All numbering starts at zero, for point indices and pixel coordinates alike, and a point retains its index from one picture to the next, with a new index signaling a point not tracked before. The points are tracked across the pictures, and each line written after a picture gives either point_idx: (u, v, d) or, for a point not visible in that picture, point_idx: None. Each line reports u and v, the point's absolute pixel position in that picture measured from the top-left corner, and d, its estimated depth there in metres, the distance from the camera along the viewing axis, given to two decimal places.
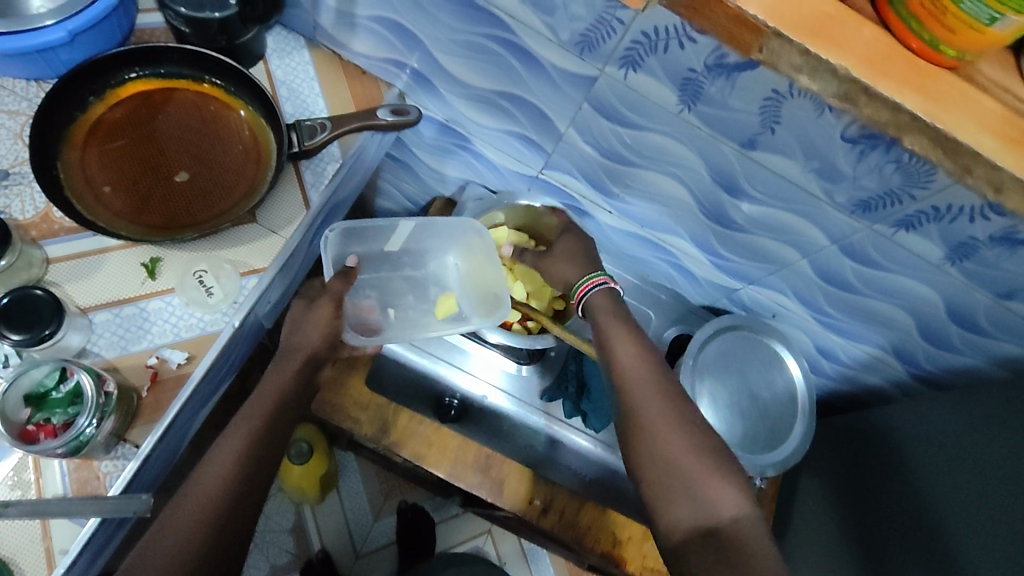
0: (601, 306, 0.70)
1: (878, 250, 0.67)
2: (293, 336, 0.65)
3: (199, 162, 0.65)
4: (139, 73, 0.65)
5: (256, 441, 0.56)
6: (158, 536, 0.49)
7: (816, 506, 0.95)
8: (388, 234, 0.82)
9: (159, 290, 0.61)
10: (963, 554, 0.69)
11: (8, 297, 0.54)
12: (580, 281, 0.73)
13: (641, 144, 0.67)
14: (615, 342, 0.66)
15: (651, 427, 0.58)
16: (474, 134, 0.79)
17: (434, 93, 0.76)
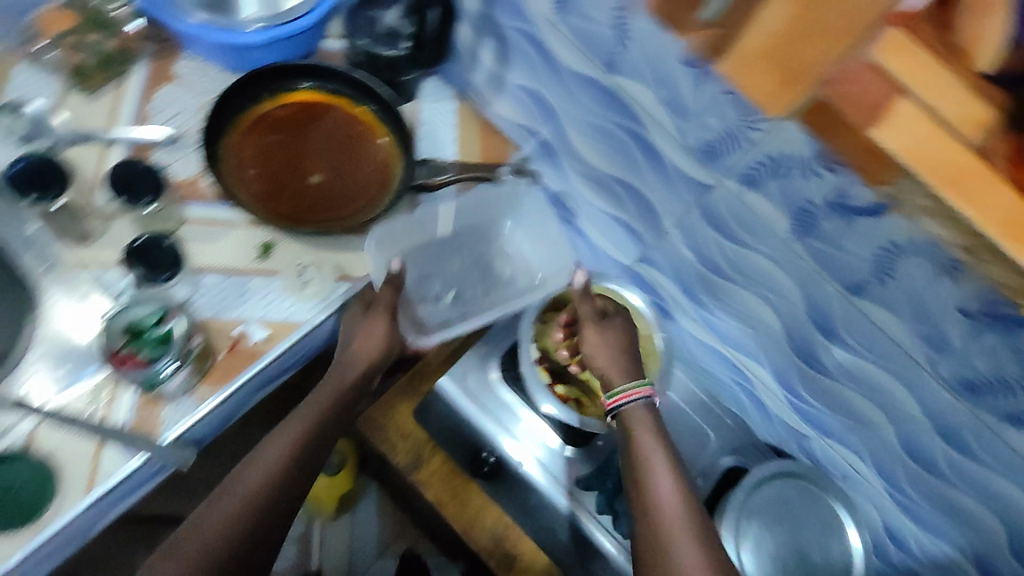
0: (641, 425, 0.66)
1: (977, 439, 0.61)
2: (343, 353, 0.67)
3: (335, 172, 0.72)
4: (309, 84, 0.73)
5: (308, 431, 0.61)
6: (206, 515, 0.56)
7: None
8: (432, 219, 0.77)
9: (263, 270, 0.67)
10: None
11: (143, 239, 0.64)
12: (628, 382, 0.68)
13: (741, 261, 0.67)
14: (653, 468, 0.63)
15: (685, 570, 0.56)
16: (582, 211, 0.82)
17: (555, 165, 0.80)
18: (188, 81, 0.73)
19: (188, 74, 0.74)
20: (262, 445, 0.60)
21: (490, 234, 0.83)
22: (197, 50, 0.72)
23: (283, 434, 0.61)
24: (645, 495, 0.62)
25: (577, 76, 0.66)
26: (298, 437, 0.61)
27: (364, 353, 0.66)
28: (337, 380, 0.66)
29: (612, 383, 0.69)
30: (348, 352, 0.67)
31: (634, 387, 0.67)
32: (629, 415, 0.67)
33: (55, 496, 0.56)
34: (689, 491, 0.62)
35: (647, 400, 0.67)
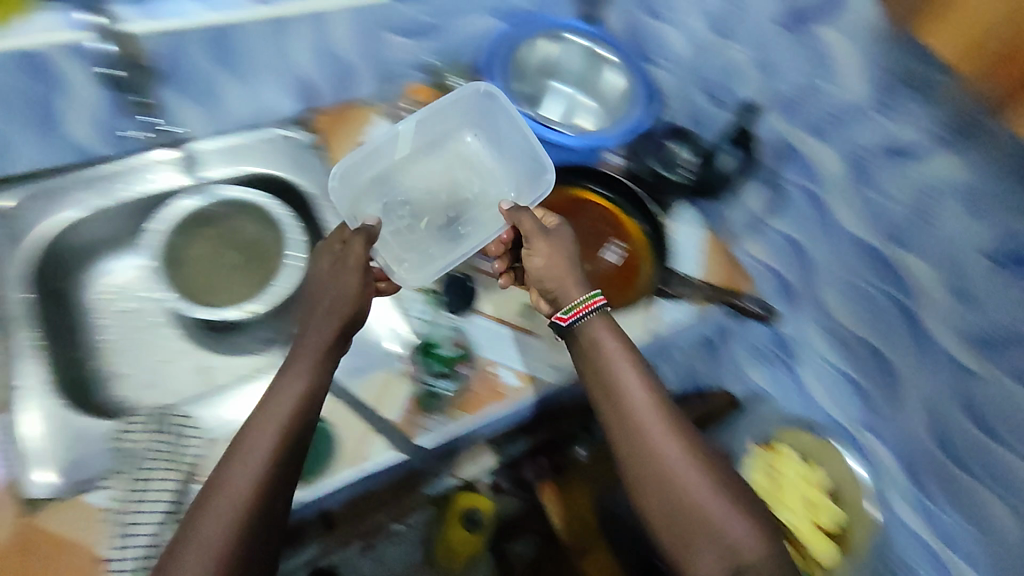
0: (606, 342, 0.61)
1: None
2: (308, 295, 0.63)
3: (595, 265, 0.80)
4: (596, 187, 0.82)
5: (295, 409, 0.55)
6: (202, 517, 0.50)
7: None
8: (387, 146, 0.74)
9: (524, 328, 0.75)
10: None
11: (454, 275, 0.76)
12: (582, 295, 0.62)
13: (992, 462, 0.64)
14: (623, 383, 0.60)
15: (688, 496, 0.55)
16: (804, 362, 0.84)
17: (792, 310, 0.83)
18: None
19: None
20: (251, 424, 0.55)
21: (451, 147, 0.80)
22: None
23: (275, 407, 0.56)
24: (613, 402, 0.59)
25: (853, 238, 0.71)
26: (292, 411, 0.55)
27: (341, 301, 0.60)
28: (311, 343, 0.59)
29: (566, 301, 0.63)
30: (309, 306, 0.61)
31: (586, 300, 0.62)
32: (585, 333, 0.62)
33: (328, 461, 0.65)
34: (668, 408, 0.60)
35: (603, 309, 0.62)
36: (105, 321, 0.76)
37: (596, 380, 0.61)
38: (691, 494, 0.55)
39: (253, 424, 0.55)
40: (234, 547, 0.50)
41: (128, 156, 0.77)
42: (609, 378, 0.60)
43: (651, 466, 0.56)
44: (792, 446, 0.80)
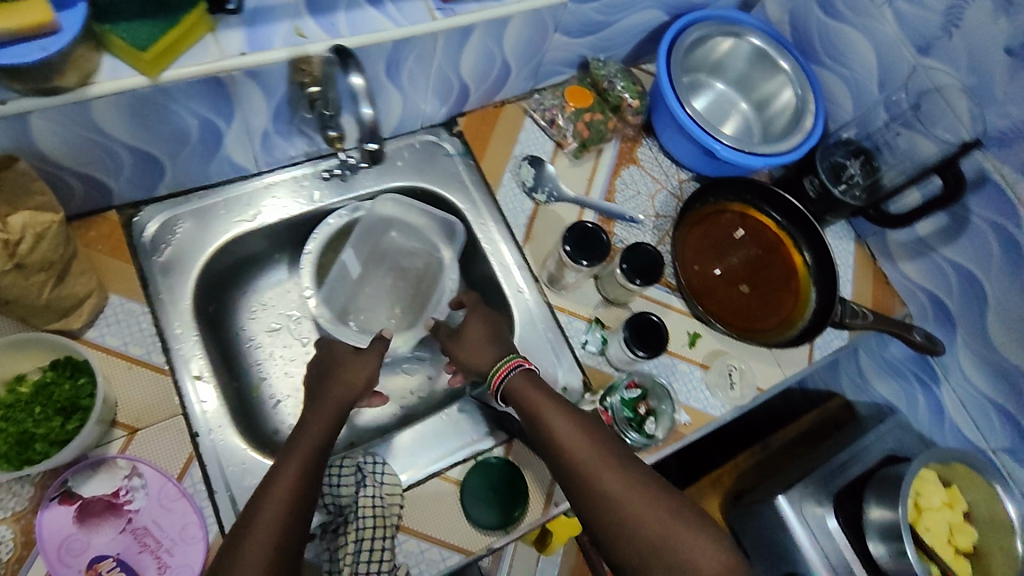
0: (534, 395, 0.60)
1: None
2: (333, 378, 0.63)
3: (754, 289, 0.81)
4: (770, 212, 0.83)
5: (303, 464, 0.54)
6: (229, 569, 0.47)
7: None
8: (343, 275, 0.76)
9: (691, 358, 0.75)
10: None
11: (641, 318, 0.70)
12: (494, 365, 0.64)
13: None
14: (555, 426, 0.58)
15: (639, 525, 0.52)
16: (950, 384, 0.84)
17: (946, 337, 0.83)
18: (646, 165, 0.86)
19: (647, 159, 0.87)
20: (265, 486, 0.52)
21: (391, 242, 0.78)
22: (669, 137, 0.85)
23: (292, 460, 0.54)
24: (558, 457, 0.57)
25: None
26: (296, 477, 0.53)
27: (361, 384, 0.63)
28: (322, 415, 0.59)
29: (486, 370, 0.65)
30: (325, 389, 0.62)
31: (501, 366, 0.64)
32: (518, 398, 0.61)
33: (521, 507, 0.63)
34: (597, 432, 0.58)
35: (519, 368, 0.62)
36: (261, 342, 0.75)
37: (528, 417, 0.60)
38: (632, 515, 0.53)
39: (265, 483, 0.52)
40: None
41: (281, 170, 0.74)
42: (541, 426, 0.59)
43: (617, 523, 0.53)
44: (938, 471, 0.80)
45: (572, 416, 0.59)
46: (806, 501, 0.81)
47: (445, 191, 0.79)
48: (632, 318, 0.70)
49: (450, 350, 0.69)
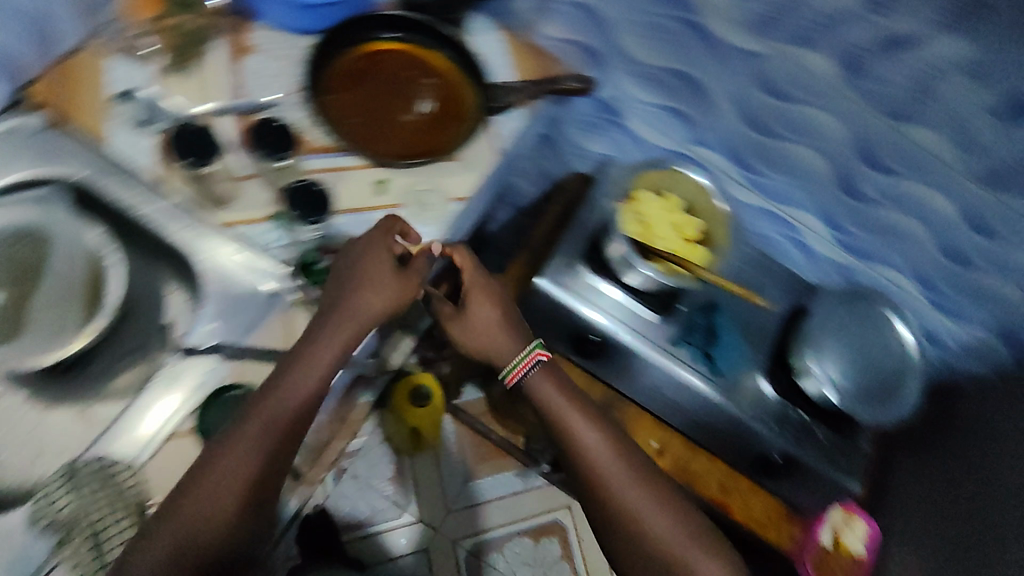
0: (549, 393, 0.72)
1: (999, 219, 0.76)
2: (348, 296, 0.64)
3: (420, 112, 0.78)
4: (392, 35, 0.80)
5: (271, 419, 0.58)
6: (193, 499, 0.55)
7: (919, 530, 0.92)
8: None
9: (387, 203, 0.73)
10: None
11: (297, 187, 0.68)
12: (518, 358, 0.73)
13: (792, 117, 0.79)
14: (573, 429, 0.70)
15: (649, 536, 0.67)
16: (631, 109, 0.93)
17: (603, 70, 0.89)
18: (268, 47, 0.77)
19: (267, 42, 0.77)
20: (234, 433, 0.58)
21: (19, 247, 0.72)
22: (271, 14, 0.77)
23: (240, 444, 0.57)
24: (576, 454, 0.70)
25: None
26: (262, 430, 0.58)
27: (370, 307, 0.65)
28: (295, 364, 0.61)
29: (505, 362, 0.74)
30: (322, 330, 0.62)
31: (521, 363, 0.73)
32: (528, 385, 0.73)
33: None
34: (619, 446, 0.70)
35: (539, 365, 0.73)
36: None
37: (554, 420, 0.71)
38: (656, 532, 0.67)
39: (234, 428, 0.58)
40: (197, 541, 0.55)
41: None
42: (571, 434, 0.70)
43: (630, 534, 0.67)
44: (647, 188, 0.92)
45: (595, 426, 0.71)
46: (559, 270, 0.90)
47: (13, 169, 0.69)
48: (289, 190, 0.68)
49: (451, 327, 0.75)
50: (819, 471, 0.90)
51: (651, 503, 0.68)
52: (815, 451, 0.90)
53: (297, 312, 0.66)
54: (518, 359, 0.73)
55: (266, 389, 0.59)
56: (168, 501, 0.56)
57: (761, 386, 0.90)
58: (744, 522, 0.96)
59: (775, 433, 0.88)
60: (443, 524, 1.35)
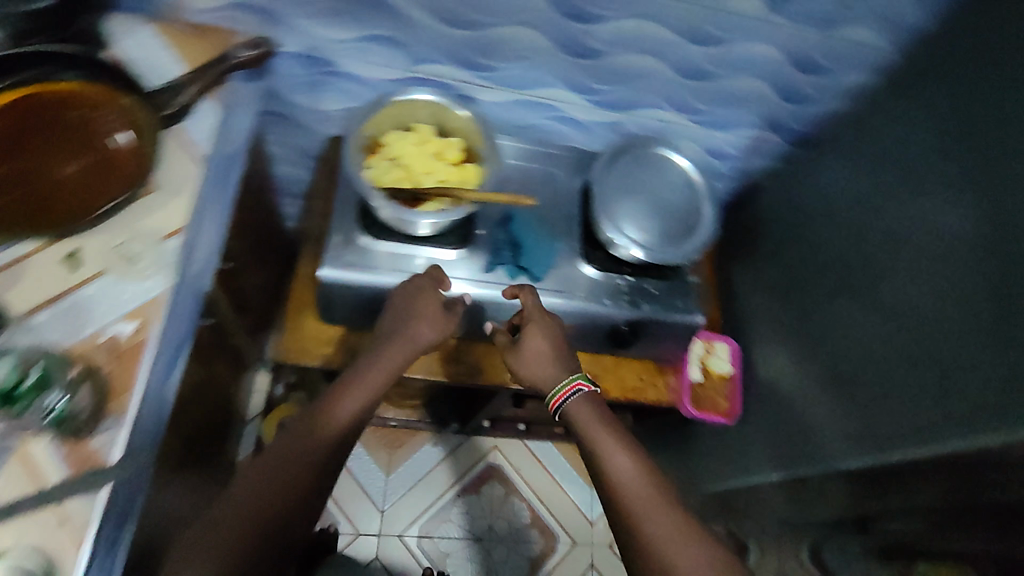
0: (587, 417, 0.73)
1: (714, 25, 0.75)
2: (397, 332, 0.76)
3: (86, 159, 0.65)
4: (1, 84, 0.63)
5: (360, 407, 0.72)
6: (275, 460, 0.65)
7: (770, 308, 1.00)
8: None
9: (90, 276, 0.63)
10: (860, 247, 0.83)
11: None
12: (560, 384, 0.76)
13: (487, 2, 0.73)
14: (607, 448, 0.70)
15: (649, 535, 0.63)
16: (339, 55, 0.81)
17: (282, 26, 0.76)
18: None
19: None
20: (324, 408, 0.70)
21: None
22: None
23: (301, 440, 0.67)
24: (598, 474, 0.69)
25: None
26: (343, 419, 0.70)
27: (423, 337, 0.77)
28: (380, 368, 0.74)
29: (551, 386, 0.77)
30: (394, 341, 0.76)
31: (566, 387, 0.75)
32: (568, 411, 0.74)
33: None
34: (651, 472, 0.68)
35: (580, 393, 0.74)
36: None
37: (582, 437, 0.72)
38: (659, 535, 0.63)
39: (327, 405, 0.70)
40: (274, 501, 0.63)
41: None
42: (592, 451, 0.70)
43: (631, 535, 0.64)
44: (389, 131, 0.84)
45: (624, 447, 0.70)
46: (338, 255, 0.81)
47: None
48: None
49: (523, 361, 0.78)
50: (667, 323, 0.91)
51: (643, 498, 0.65)
52: (653, 305, 0.90)
53: (30, 445, 0.56)
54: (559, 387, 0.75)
55: (298, 424, 0.69)
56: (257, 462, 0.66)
57: (581, 268, 0.89)
58: (624, 397, 0.95)
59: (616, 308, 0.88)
60: (384, 523, 1.34)
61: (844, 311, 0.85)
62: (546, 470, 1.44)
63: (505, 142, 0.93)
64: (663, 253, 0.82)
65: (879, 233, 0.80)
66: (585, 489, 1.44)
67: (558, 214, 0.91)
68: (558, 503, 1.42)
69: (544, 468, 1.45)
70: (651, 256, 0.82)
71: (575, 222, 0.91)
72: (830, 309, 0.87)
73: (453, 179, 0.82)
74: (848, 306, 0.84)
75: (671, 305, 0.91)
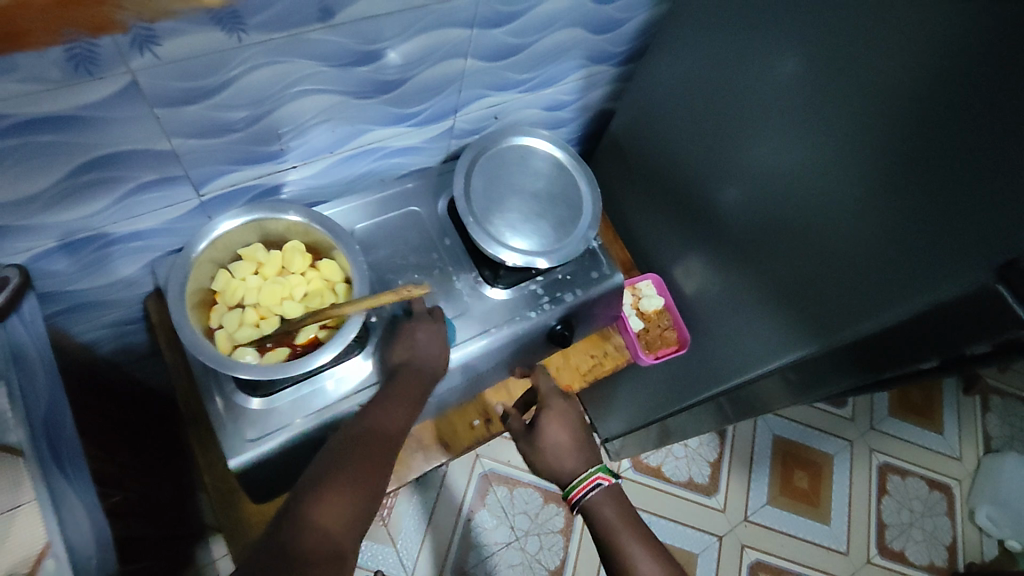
0: (613, 515, 0.72)
1: (503, 3, 0.67)
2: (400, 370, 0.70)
3: None
4: None
5: (405, 410, 0.67)
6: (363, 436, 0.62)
7: (669, 231, 1.00)
8: None
9: None
10: (724, 134, 0.83)
11: None
12: (580, 477, 0.75)
13: (249, 95, 0.59)
14: (627, 548, 0.69)
15: None
16: (106, 223, 0.65)
17: (15, 231, 0.60)
18: None
19: None
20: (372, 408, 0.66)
21: None
22: None
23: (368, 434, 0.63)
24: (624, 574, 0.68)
25: None
26: (392, 426, 0.65)
27: (425, 369, 0.71)
28: (401, 387, 0.69)
29: (568, 476, 0.76)
30: (413, 356, 0.71)
31: (591, 476, 0.74)
32: (589, 507, 0.73)
33: None
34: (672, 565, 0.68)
35: (605, 485, 0.74)
36: None
37: (602, 535, 0.71)
38: None
39: (377, 405, 0.67)
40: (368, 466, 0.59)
41: None
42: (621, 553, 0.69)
43: None
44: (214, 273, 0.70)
45: (645, 547, 0.69)
46: (235, 435, 0.68)
47: None
48: None
49: (535, 447, 0.78)
50: (595, 296, 0.86)
51: None
52: (576, 289, 0.85)
53: None
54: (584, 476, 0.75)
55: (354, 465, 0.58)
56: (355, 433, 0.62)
57: (484, 293, 0.82)
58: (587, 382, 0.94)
59: (545, 312, 0.82)
60: None
61: (731, 203, 0.86)
62: None
63: (347, 208, 0.82)
64: (555, 254, 0.76)
65: (738, 116, 0.80)
66: None
67: (440, 253, 0.83)
68: None
69: None
70: (556, 256, 0.76)
71: (461, 253, 0.83)
72: (718, 204, 0.88)
73: (318, 287, 0.70)
74: (731, 195, 0.85)
75: (586, 279, 0.86)
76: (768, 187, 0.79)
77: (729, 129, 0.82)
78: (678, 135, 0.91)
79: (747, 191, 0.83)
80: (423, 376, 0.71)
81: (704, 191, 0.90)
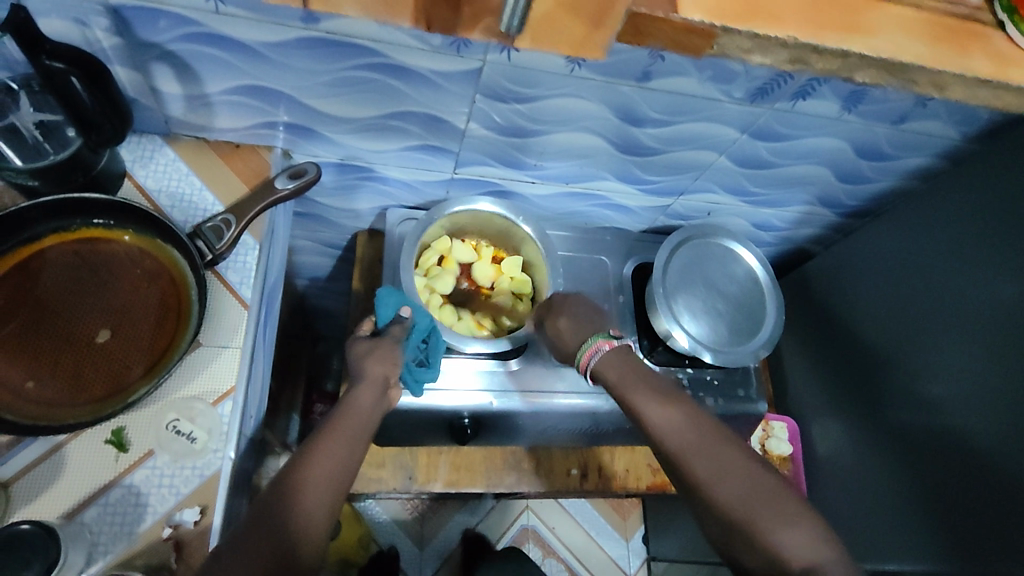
0: (617, 372, 0.64)
1: (782, 123, 0.73)
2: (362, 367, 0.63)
3: (118, 318, 0.59)
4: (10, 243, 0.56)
5: (348, 433, 0.57)
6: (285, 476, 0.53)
7: (824, 392, 0.98)
8: None
9: (138, 458, 0.56)
10: (916, 319, 0.82)
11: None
12: (581, 346, 0.68)
13: (544, 112, 0.68)
14: (646, 411, 0.61)
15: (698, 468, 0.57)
16: (377, 162, 0.76)
17: (318, 138, 0.71)
18: None
19: None
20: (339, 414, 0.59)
21: None
22: None
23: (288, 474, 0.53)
24: (640, 427, 0.62)
25: (282, 47, 0.57)
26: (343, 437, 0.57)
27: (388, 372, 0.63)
28: (367, 396, 0.61)
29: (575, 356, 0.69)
30: (373, 358, 0.63)
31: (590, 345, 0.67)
32: (597, 372, 0.66)
33: None
34: (698, 423, 0.59)
35: (607, 346, 0.66)
36: None
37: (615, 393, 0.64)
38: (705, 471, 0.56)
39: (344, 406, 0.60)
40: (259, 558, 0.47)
41: None
42: (629, 409, 0.63)
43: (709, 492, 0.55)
44: (437, 237, 0.81)
45: (660, 400, 0.61)
46: None
47: None
48: None
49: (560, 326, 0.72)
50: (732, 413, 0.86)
51: (692, 440, 0.58)
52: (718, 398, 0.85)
53: None
54: (583, 347, 0.67)
55: (343, 409, 0.60)
56: (263, 505, 0.51)
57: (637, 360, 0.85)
58: None
59: None
60: None
61: (897, 384, 0.83)
62: (584, 528, 1.42)
63: (552, 233, 0.89)
64: (718, 356, 0.79)
65: (939, 307, 0.79)
66: (620, 544, 1.42)
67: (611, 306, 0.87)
68: (597, 561, 1.39)
69: (581, 525, 1.42)
70: (719, 358, 0.79)
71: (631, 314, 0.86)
72: (882, 380, 0.86)
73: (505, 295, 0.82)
74: (900, 378, 0.83)
75: (732, 394, 0.87)
76: (945, 391, 0.76)
77: (925, 313, 0.81)
78: (869, 298, 0.90)
79: (917, 381, 0.80)
80: (380, 379, 0.62)
81: (872, 362, 0.88)
